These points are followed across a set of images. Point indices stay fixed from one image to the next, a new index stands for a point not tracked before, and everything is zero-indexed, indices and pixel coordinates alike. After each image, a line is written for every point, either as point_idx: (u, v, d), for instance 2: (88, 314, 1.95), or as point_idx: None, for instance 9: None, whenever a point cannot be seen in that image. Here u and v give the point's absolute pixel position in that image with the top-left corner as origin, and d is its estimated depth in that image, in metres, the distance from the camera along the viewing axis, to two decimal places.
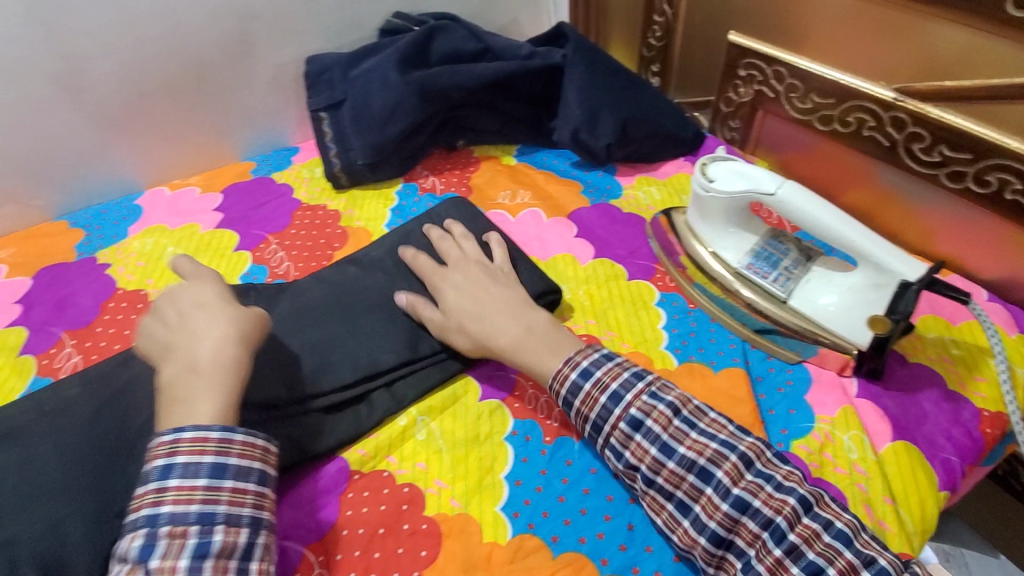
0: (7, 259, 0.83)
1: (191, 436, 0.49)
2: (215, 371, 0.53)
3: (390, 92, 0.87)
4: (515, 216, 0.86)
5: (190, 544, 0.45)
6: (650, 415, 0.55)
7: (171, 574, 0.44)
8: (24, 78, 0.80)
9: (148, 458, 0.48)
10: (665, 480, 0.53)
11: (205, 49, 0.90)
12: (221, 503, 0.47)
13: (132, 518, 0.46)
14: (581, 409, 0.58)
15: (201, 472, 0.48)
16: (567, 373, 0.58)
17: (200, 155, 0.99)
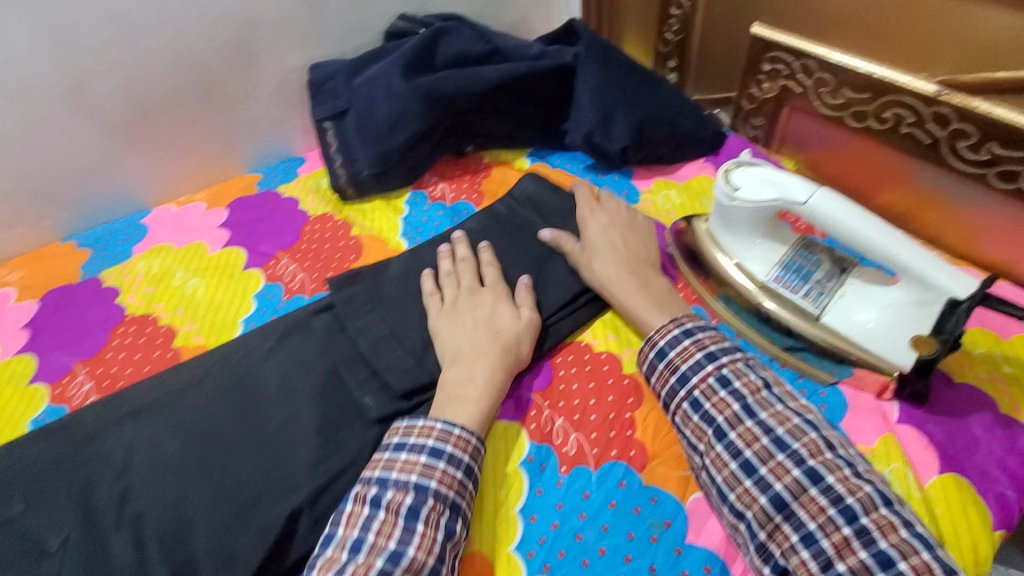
0: (16, 282, 0.82)
1: (461, 432, 0.55)
2: (487, 383, 0.60)
3: (396, 100, 0.84)
4: None
5: (443, 524, 0.51)
6: (740, 379, 0.54)
7: (427, 544, 0.49)
8: (31, 99, 0.79)
9: (424, 434, 0.55)
10: (739, 437, 0.52)
11: (209, 61, 0.88)
12: (466, 498, 0.53)
13: (399, 477, 0.53)
14: (672, 359, 0.57)
15: (462, 465, 0.54)
16: (670, 326, 0.59)
17: (206, 169, 0.97)
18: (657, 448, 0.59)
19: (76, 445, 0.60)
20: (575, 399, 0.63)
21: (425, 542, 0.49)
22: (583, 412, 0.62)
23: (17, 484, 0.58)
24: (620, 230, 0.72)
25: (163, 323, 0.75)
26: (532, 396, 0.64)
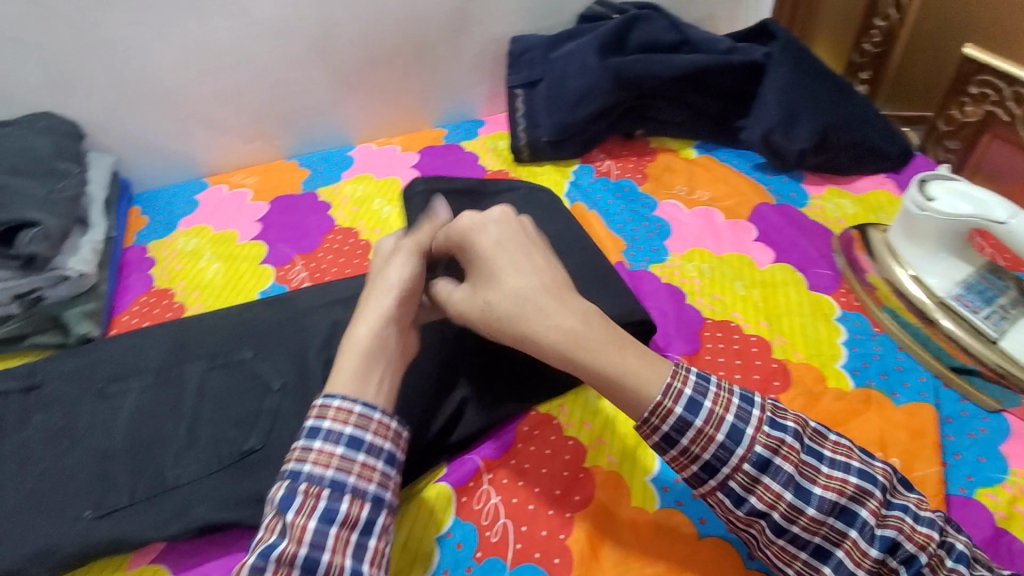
0: (253, 185, 1.00)
1: (338, 406, 0.49)
2: (362, 351, 0.52)
3: (587, 75, 0.91)
4: (690, 208, 0.86)
5: (321, 507, 0.46)
6: (778, 453, 0.47)
7: (301, 531, 0.45)
8: (291, 36, 0.95)
9: (338, 422, 0.49)
10: (801, 528, 0.46)
11: (430, 24, 1.01)
12: (352, 474, 0.48)
13: (309, 469, 0.47)
14: (692, 449, 0.48)
15: (341, 440, 0.48)
16: (673, 408, 0.47)
17: (404, 118, 1.10)
18: None
19: (292, 316, 0.73)
20: (721, 370, 0.65)
21: (341, 544, 0.46)
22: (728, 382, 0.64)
23: (248, 337, 0.71)
24: (516, 244, 0.54)
25: (363, 237, 0.88)
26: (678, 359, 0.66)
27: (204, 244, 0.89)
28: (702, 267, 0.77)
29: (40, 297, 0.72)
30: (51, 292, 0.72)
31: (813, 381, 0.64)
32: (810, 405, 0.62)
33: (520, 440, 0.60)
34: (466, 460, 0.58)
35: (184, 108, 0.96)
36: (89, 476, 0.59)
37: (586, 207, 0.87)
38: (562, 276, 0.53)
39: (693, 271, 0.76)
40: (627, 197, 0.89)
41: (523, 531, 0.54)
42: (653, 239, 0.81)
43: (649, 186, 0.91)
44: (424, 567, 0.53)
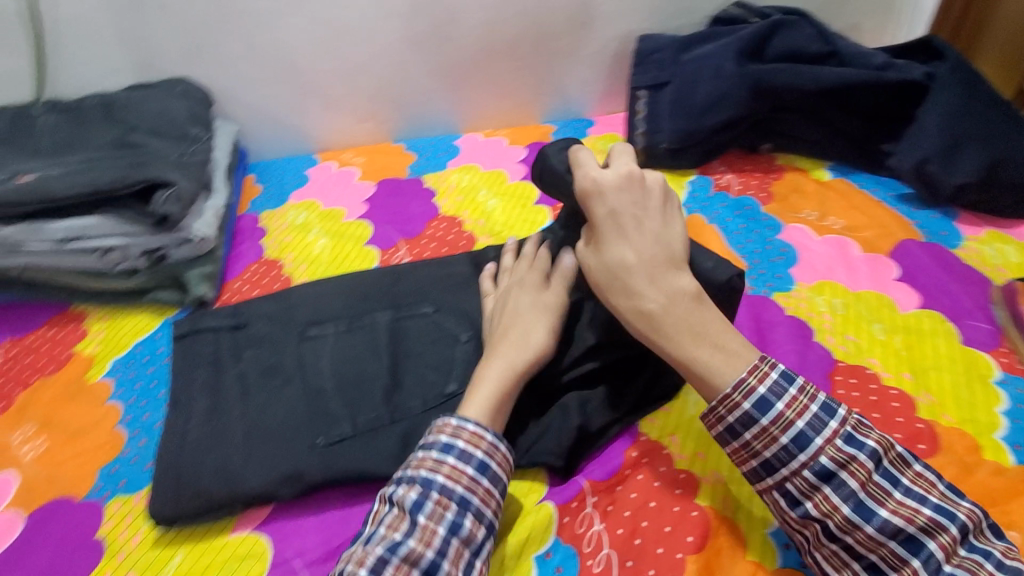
0: (361, 165, 1.01)
1: (472, 429, 0.51)
2: (494, 384, 0.53)
3: (720, 82, 0.85)
4: (820, 236, 0.79)
5: (447, 519, 0.47)
6: (847, 467, 0.46)
7: (428, 538, 0.46)
8: (415, 19, 0.94)
9: (473, 443, 0.50)
10: (854, 542, 0.46)
11: (555, 16, 0.97)
12: (477, 497, 0.49)
13: (444, 481, 0.48)
14: (752, 445, 0.48)
15: (472, 461, 0.50)
16: (740, 404, 0.48)
17: (513, 110, 1.08)
18: None
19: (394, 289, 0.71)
20: None
21: (455, 559, 0.47)
22: None
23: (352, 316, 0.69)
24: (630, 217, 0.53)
25: (468, 229, 0.86)
26: None
27: (312, 219, 0.90)
28: (833, 302, 0.71)
29: (165, 256, 0.74)
30: (175, 251, 0.74)
31: (968, 450, 0.56)
32: (963, 477, 0.55)
33: (628, 467, 0.57)
34: (571, 481, 0.57)
35: (307, 83, 0.98)
36: (195, 436, 0.59)
37: (705, 221, 0.81)
38: (662, 251, 0.52)
39: (823, 305, 0.70)
40: (749, 217, 0.82)
41: (628, 566, 0.51)
42: (778, 265, 0.75)
43: (774, 207, 0.84)
44: None
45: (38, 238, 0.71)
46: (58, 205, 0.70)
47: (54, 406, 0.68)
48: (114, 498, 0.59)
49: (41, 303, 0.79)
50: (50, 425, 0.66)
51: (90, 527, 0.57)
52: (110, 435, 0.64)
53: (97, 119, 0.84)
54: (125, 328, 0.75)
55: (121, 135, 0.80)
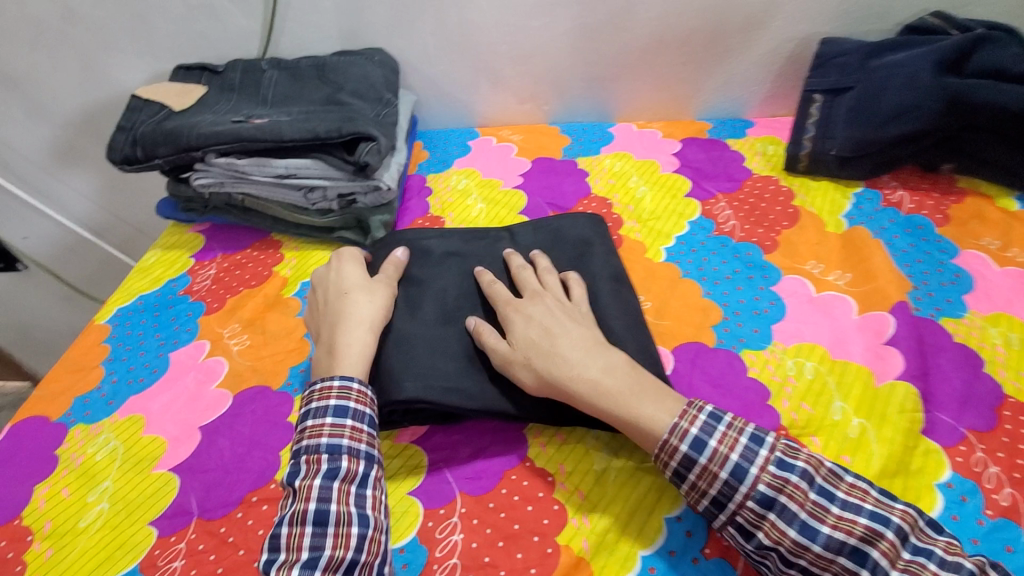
0: (518, 142, 1.07)
1: (319, 388, 0.59)
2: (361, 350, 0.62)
3: (911, 92, 0.81)
4: (1001, 267, 0.74)
5: (321, 468, 0.53)
6: (783, 490, 0.48)
7: (308, 490, 0.52)
8: (592, 9, 0.98)
9: (323, 397, 0.58)
10: (810, 564, 0.46)
11: (732, 14, 0.97)
12: (343, 437, 0.55)
13: (309, 443, 0.55)
14: (697, 484, 0.51)
15: (327, 413, 0.57)
16: (676, 446, 0.51)
17: (670, 105, 1.09)
18: None
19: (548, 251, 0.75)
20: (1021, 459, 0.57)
21: (343, 496, 0.53)
22: None
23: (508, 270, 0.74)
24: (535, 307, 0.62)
25: (616, 211, 0.88)
26: (963, 431, 0.59)
27: (472, 185, 0.98)
28: (1009, 335, 0.67)
29: (354, 201, 0.87)
30: (363, 198, 0.86)
31: None
32: None
33: None
34: None
35: (481, 62, 1.06)
36: None
37: (869, 234, 0.78)
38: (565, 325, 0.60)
39: (998, 338, 0.66)
40: (919, 236, 0.78)
41: None
42: (948, 289, 0.72)
43: (949, 230, 0.79)
44: (648, 537, 0.54)
45: (262, 171, 0.84)
46: (282, 145, 0.82)
47: (256, 311, 0.81)
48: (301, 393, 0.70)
49: (251, 228, 0.94)
50: (253, 326, 0.79)
51: (282, 412, 0.69)
52: (300, 342, 0.76)
53: (310, 78, 0.98)
54: (313, 258, 0.88)
55: (332, 94, 0.93)
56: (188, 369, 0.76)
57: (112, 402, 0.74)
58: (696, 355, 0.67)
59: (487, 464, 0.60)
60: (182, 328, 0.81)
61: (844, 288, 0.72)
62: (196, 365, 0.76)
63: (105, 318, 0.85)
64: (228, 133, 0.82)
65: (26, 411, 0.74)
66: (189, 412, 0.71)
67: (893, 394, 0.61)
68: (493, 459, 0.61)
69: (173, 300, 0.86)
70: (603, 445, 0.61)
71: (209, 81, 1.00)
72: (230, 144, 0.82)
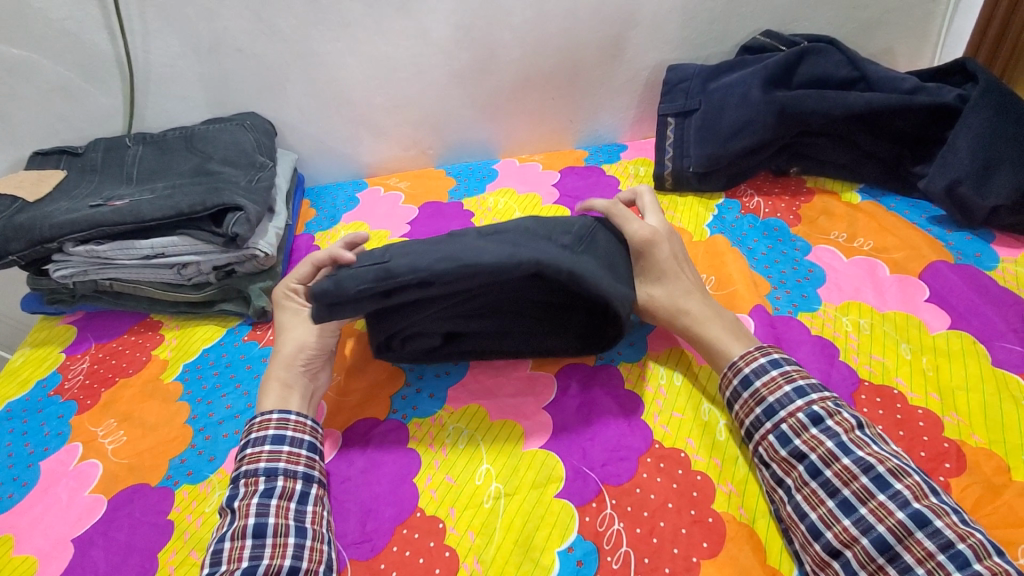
0: (405, 189, 1.08)
1: (258, 421, 0.62)
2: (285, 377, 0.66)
3: (748, 108, 0.88)
4: (848, 257, 0.80)
5: (259, 489, 0.57)
6: (833, 417, 0.57)
7: (246, 510, 0.55)
8: (458, 56, 1.01)
9: (262, 428, 0.61)
10: (835, 473, 0.54)
11: (587, 50, 1.03)
12: (281, 460, 0.59)
13: (247, 468, 0.58)
14: (760, 391, 0.60)
15: (266, 439, 0.60)
16: (757, 355, 0.62)
17: (548, 137, 1.14)
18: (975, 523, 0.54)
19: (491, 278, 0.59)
20: None
21: (282, 511, 0.56)
22: None
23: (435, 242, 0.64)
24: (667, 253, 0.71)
25: None
26: None
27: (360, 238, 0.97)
28: (860, 322, 0.71)
29: (232, 271, 0.85)
30: (241, 267, 0.84)
31: (990, 472, 0.57)
32: (989, 497, 0.55)
33: (644, 471, 0.60)
34: (588, 482, 0.60)
35: (357, 115, 1.07)
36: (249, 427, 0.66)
37: (728, 242, 0.84)
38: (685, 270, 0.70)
39: (849, 325, 0.71)
40: (776, 238, 0.84)
41: (647, 563, 0.54)
42: (804, 285, 0.77)
43: (801, 229, 0.86)
44: (543, 574, 0.54)
45: (127, 254, 0.81)
46: (146, 225, 0.80)
47: (134, 404, 0.76)
48: (183, 484, 0.67)
49: (126, 312, 0.90)
50: (130, 419, 0.75)
51: (162, 509, 0.65)
52: (180, 429, 0.72)
53: (178, 149, 0.95)
54: (195, 335, 0.84)
55: (200, 164, 0.91)
56: (59, 478, 0.70)
57: None
58: (579, 380, 0.70)
59: (377, 522, 0.59)
60: (53, 433, 0.75)
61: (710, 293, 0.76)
62: (67, 473, 0.70)
63: None
64: (85, 220, 0.79)
65: None
66: (59, 525, 0.65)
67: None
68: (383, 515, 0.60)
69: (43, 402, 0.79)
70: (492, 479, 0.61)
71: (69, 164, 0.95)
72: (87, 230, 0.79)
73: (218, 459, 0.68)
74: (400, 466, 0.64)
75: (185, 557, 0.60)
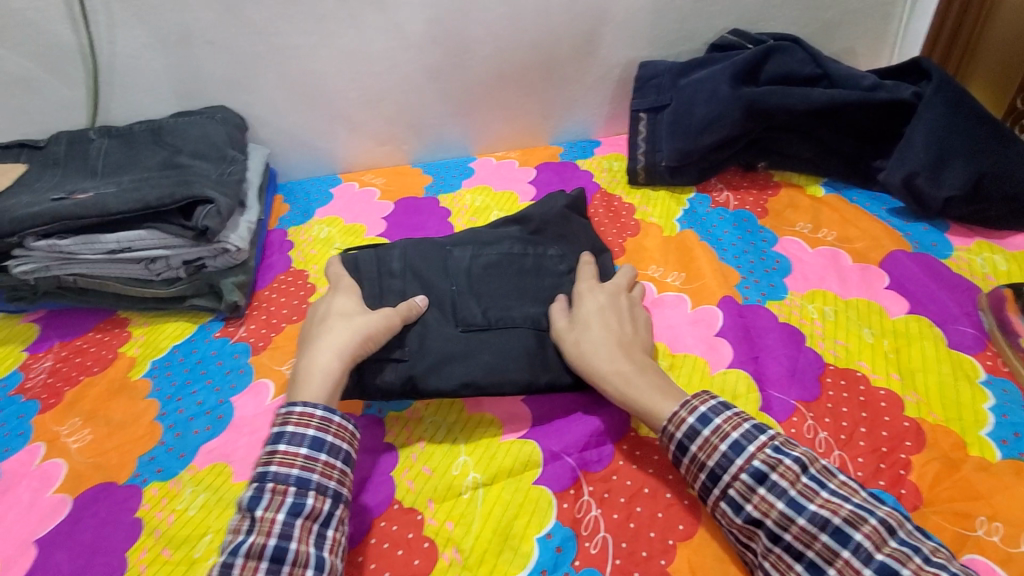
0: (381, 185, 1.08)
1: (299, 411, 0.56)
2: (323, 376, 0.59)
3: (717, 103, 0.91)
4: (813, 248, 0.83)
5: (287, 502, 0.52)
6: (776, 469, 0.51)
7: (270, 523, 0.51)
8: (432, 50, 1.01)
9: (301, 424, 0.56)
10: (793, 538, 0.49)
11: (561, 47, 1.04)
12: (315, 472, 0.54)
13: (277, 471, 0.53)
14: (697, 456, 0.54)
15: (303, 441, 0.55)
16: (684, 417, 0.55)
17: (524, 134, 1.15)
18: (934, 496, 0.56)
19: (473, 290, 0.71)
20: (843, 421, 0.62)
21: (305, 534, 0.52)
22: (850, 434, 0.61)
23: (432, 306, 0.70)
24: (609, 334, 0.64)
25: None
26: (795, 403, 0.64)
27: (335, 233, 0.96)
28: (824, 309, 0.74)
29: (203, 265, 0.83)
30: (212, 262, 0.83)
31: (950, 447, 0.59)
32: (947, 472, 0.58)
33: (620, 458, 0.62)
34: (564, 469, 0.61)
35: (332, 109, 1.06)
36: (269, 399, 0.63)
37: (697, 236, 0.85)
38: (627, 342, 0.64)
39: (815, 313, 0.73)
40: (745, 228, 0.87)
41: (624, 548, 0.55)
42: (772, 274, 0.79)
43: (768, 221, 0.88)
44: (524, 561, 0.55)
45: (92, 249, 0.79)
46: (111, 218, 0.77)
47: (101, 402, 0.74)
48: (152, 482, 0.65)
49: (90, 310, 0.87)
50: (96, 417, 0.73)
51: (130, 507, 0.63)
52: (149, 427, 0.70)
53: (145, 143, 0.93)
54: (165, 332, 0.83)
55: (168, 157, 0.89)
56: (20, 479, 0.67)
57: None
58: None
59: (352, 517, 0.59)
60: (12, 433, 0.72)
61: (680, 286, 0.78)
62: (29, 473, 0.67)
63: None
64: (46, 213, 0.76)
65: None
66: (20, 528, 0.62)
67: (726, 378, 0.66)
68: (360, 508, 0.59)
69: (2, 403, 0.76)
70: (470, 470, 0.61)
71: (30, 158, 0.92)
72: (49, 224, 0.77)
73: (189, 456, 0.67)
74: (376, 460, 0.63)
75: (156, 556, 0.59)
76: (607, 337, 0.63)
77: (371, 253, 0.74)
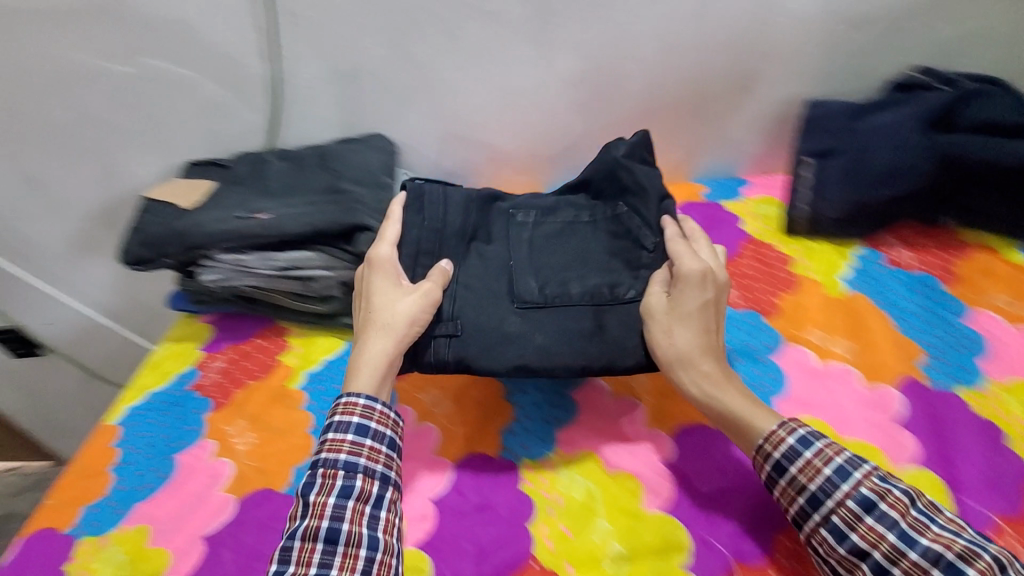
0: None
1: (345, 401, 0.63)
2: (375, 361, 0.66)
3: (903, 152, 0.82)
4: (1016, 327, 0.73)
5: (338, 485, 0.58)
6: (885, 499, 0.54)
7: (324, 505, 0.57)
8: (581, 84, 1.01)
9: (347, 412, 0.62)
10: (904, 570, 0.51)
11: (716, 84, 1.00)
12: (362, 457, 0.60)
13: (328, 456, 0.59)
14: (798, 479, 0.57)
15: (350, 429, 0.61)
16: (783, 437, 0.59)
17: (664, 170, 1.11)
18: None
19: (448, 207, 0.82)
20: None
21: (357, 516, 0.57)
22: None
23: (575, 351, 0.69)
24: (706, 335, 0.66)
25: None
26: (994, 517, 0.59)
27: None
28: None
29: None
30: None
31: None
32: None
33: (777, 552, 0.60)
34: (717, 555, 0.60)
35: (476, 140, 1.09)
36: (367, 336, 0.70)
37: (870, 301, 0.78)
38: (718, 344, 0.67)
39: (1016, 410, 0.67)
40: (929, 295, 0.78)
41: None
42: (964, 357, 0.71)
43: (958, 289, 0.79)
44: None
45: (266, 264, 0.87)
46: (286, 240, 0.85)
47: (263, 407, 0.81)
48: None
49: (256, 317, 0.96)
50: (258, 422, 0.79)
51: None
52: (303, 439, 0.76)
53: (312, 167, 1.01)
54: (317, 346, 0.90)
55: (332, 182, 0.96)
56: (195, 471, 0.75)
57: (119, 510, 0.72)
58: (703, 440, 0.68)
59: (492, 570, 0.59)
60: (189, 427, 0.81)
61: (852, 359, 0.72)
62: (202, 467, 0.75)
63: (115, 419, 0.83)
64: (233, 231, 0.85)
65: (31, 523, 0.72)
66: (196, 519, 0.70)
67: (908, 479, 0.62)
68: (500, 560, 0.60)
69: (182, 396, 0.85)
70: (612, 539, 0.61)
71: (218, 176, 1.03)
72: (234, 242, 0.85)
73: None
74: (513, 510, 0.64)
75: None
76: (708, 340, 0.66)
77: (440, 190, 0.78)
